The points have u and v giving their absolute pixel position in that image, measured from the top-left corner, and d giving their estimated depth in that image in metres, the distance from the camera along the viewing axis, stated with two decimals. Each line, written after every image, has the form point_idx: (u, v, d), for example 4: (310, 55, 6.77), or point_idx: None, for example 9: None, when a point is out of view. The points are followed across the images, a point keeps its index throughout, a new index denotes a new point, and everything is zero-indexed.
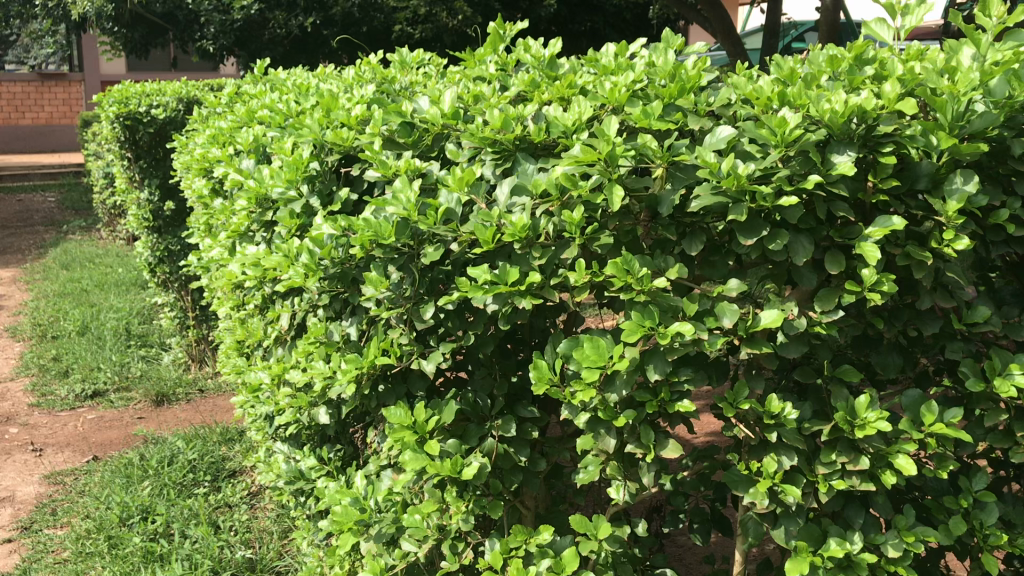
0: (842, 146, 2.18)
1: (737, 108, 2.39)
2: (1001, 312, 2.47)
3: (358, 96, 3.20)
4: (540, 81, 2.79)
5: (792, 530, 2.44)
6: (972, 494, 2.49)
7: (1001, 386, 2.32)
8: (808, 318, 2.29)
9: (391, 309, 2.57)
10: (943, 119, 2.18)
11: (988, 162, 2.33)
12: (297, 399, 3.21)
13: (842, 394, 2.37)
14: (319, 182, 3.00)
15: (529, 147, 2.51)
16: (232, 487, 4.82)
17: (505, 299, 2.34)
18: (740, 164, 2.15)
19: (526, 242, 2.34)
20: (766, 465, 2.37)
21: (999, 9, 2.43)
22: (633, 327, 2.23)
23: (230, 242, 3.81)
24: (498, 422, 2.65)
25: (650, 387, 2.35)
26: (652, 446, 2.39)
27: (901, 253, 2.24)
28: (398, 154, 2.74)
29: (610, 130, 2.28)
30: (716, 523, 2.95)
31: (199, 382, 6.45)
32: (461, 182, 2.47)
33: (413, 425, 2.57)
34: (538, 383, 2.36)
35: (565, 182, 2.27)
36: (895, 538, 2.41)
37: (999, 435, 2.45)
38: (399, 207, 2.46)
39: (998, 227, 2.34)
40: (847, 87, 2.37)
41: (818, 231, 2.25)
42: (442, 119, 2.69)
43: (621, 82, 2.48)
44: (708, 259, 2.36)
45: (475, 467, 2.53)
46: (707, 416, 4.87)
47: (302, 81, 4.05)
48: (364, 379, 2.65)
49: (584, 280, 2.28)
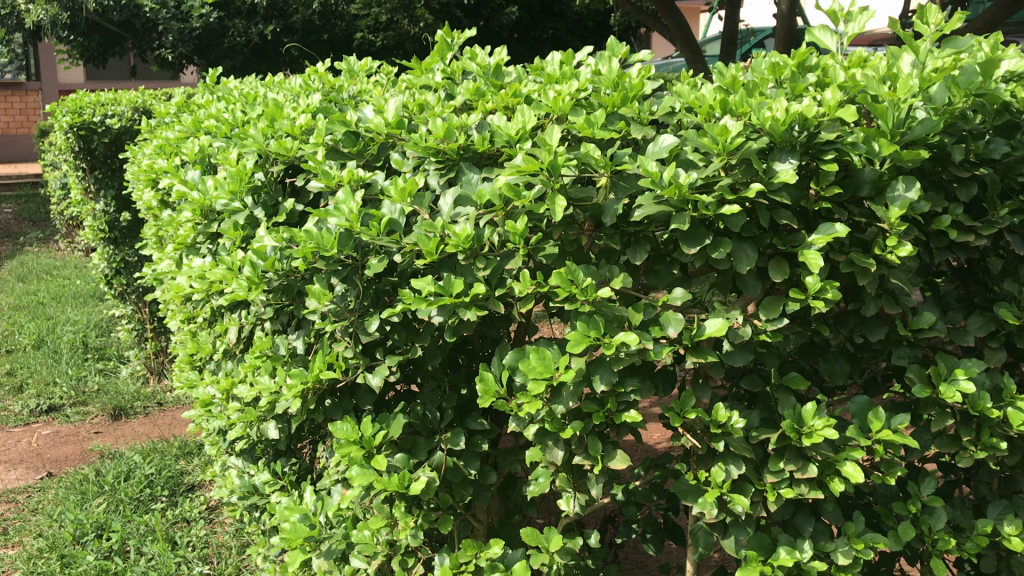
0: (784, 155, 2.18)
1: (681, 116, 2.39)
2: (946, 318, 2.49)
3: (304, 105, 3.16)
4: (485, 90, 2.76)
5: (742, 539, 2.42)
6: (921, 499, 2.49)
7: (946, 391, 2.32)
8: (753, 326, 2.27)
9: (336, 322, 2.53)
10: (884, 126, 2.18)
11: (930, 168, 2.34)
12: (247, 413, 3.15)
13: (789, 402, 2.36)
14: (263, 193, 2.97)
15: (474, 156, 2.47)
16: (190, 501, 4.73)
17: (451, 311, 2.30)
18: (682, 173, 2.13)
19: (470, 253, 2.29)
20: (714, 474, 2.35)
21: (936, 16, 2.44)
22: (579, 337, 2.20)
23: (179, 254, 3.75)
24: (447, 435, 2.62)
25: (597, 398, 2.33)
26: (600, 458, 2.35)
27: (845, 261, 2.23)
28: (342, 164, 2.70)
29: (552, 139, 2.25)
30: (669, 533, 2.91)
31: (158, 395, 6.35)
32: (404, 192, 2.42)
33: (360, 440, 2.52)
34: (484, 396, 2.33)
35: (508, 193, 2.25)
36: (845, 545, 2.40)
37: (947, 440, 2.46)
38: (342, 218, 2.41)
39: (940, 232, 2.35)
40: (790, 94, 2.36)
41: (761, 240, 2.24)
42: (386, 129, 2.65)
43: (564, 91, 2.47)
44: (652, 268, 2.33)
45: (424, 481, 2.48)
46: (654, 425, 4.85)
47: (250, 90, 4.00)
48: (310, 394, 2.60)
49: (528, 290, 2.25)
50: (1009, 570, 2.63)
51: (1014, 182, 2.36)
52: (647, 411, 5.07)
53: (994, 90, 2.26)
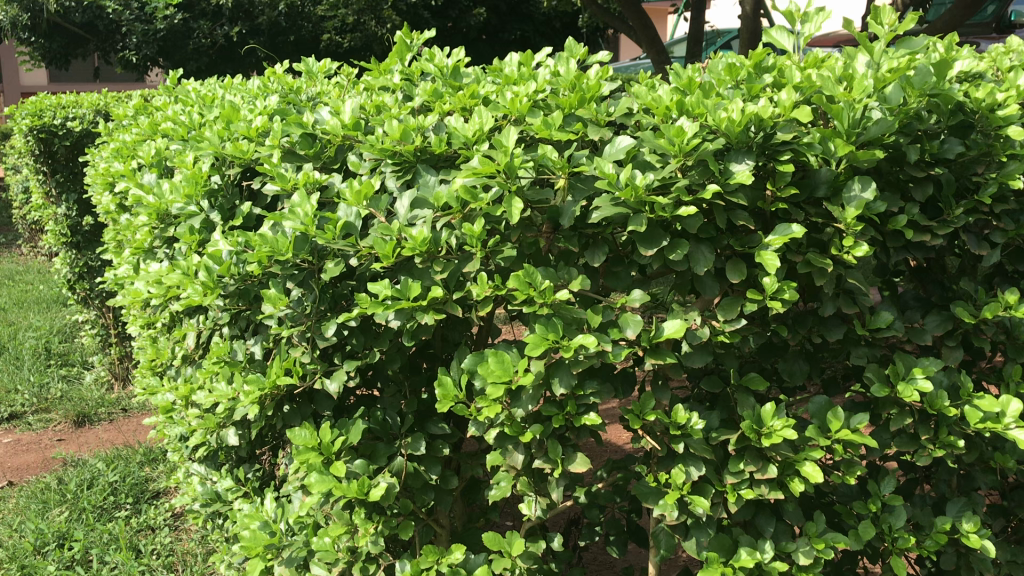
0: (740, 155, 2.18)
1: (638, 117, 2.37)
2: (904, 317, 2.50)
3: (261, 107, 3.13)
4: (443, 91, 2.73)
5: (703, 540, 2.41)
6: (881, 497, 2.50)
7: (904, 390, 2.33)
8: (712, 327, 2.27)
9: (293, 326, 2.50)
10: (840, 126, 2.18)
11: (887, 168, 2.35)
12: (206, 420, 3.10)
13: (749, 403, 2.36)
14: (220, 197, 2.93)
15: (431, 158, 2.44)
16: (154, 508, 4.65)
17: (408, 315, 2.26)
18: (638, 175, 2.12)
19: (427, 256, 2.26)
20: (674, 476, 2.34)
21: (890, 17, 2.44)
22: (537, 340, 2.18)
23: (137, 259, 3.70)
24: (407, 440, 2.59)
25: (557, 402, 2.31)
26: (560, 461, 2.33)
27: (802, 261, 2.23)
28: (298, 166, 2.67)
29: (509, 141, 2.23)
30: (633, 535, 2.89)
31: (122, 401, 6.26)
32: (360, 195, 2.38)
33: (319, 446, 2.49)
34: (443, 401, 2.29)
35: (465, 196, 2.21)
36: (806, 545, 2.40)
37: (906, 439, 2.47)
38: (296, 221, 2.38)
39: (897, 233, 2.35)
40: (746, 95, 2.36)
41: (718, 241, 2.23)
42: (342, 131, 2.61)
43: (522, 92, 2.45)
44: (611, 270, 2.32)
45: (384, 487, 2.45)
46: (613, 427, 4.84)
47: (209, 93, 3.95)
48: (267, 401, 2.56)
49: (485, 293, 2.22)
50: (968, 566, 2.65)
51: (969, 182, 2.38)
52: (605, 414, 5.05)
53: (948, 91, 2.29)
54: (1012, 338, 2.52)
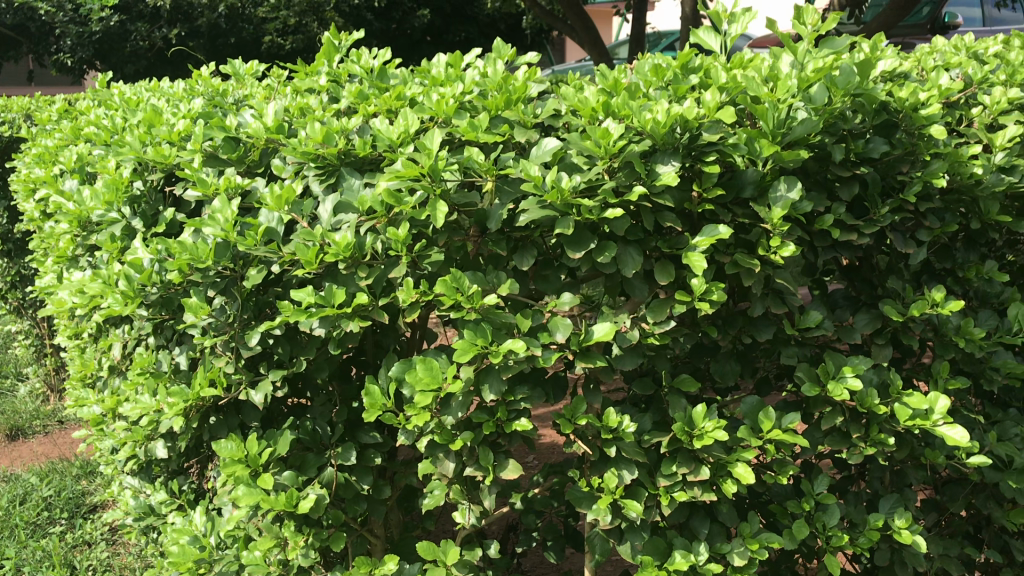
0: (666, 156, 2.17)
1: (565, 119, 2.35)
2: (835, 316, 2.51)
3: (185, 110, 3.05)
4: (369, 93, 2.68)
5: (638, 545, 2.39)
6: (814, 496, 2.51)
7: (835, 389, 2.34)
8: (641, 330, 2.26)
9: (215, 336, 2.43)
10: (765, 127, 2.18)
11: (813, 168, 2.36)
12: (133, 432, 3.01)
13: (680, 404, 2.35)
14: (143, 204, 2.85)
15: (355, 161, 2.39)
16: (91, 523, 4.52)
17: (333, 323, 2.20)
18: (564, 177, 2.10)
19: (351, 262, 2.20)
20: (607, 480, 2.32)
21: (813, 17, 2.45)
22: (466, 346, 2.13)
23: (60, 267, 3.59)
24: (337, 450, 2.53)
25: (488, 408, 2.27)
26: (491, 469, 2.28)
27: (730, 261, 2.23)
28: (221, 171, 2.60)
29: (433, 143, 2.18)
30: (570, 540, 2.86)
31: (58, 412, 6.06)
32: (281, 200, 2.31)
33: (246, 459, 2.43)
34: (370, 410, 2.23)
35: (389, 200, 2.15)
36: (740, 546, 2.40)
37: (837, 437, 2.48)
38: (217, 228, 2.32)
39: (824, 232, 2.35)
40: (673, 96, 2.34)
41: (646, 242, 2.23)
42: (265, 134, 2.56)
43: (447, 94, 2.41)
44: (540, 273, 2.30)
45: (313, 498, 2.39)
46: (543, 428, 4.85)
47: (134, 96, 3.84)
48: (192, 413, 2.49)
49: (412, 299, 2.16)
50: (902, 562, 2.67)
51: (894, 181, 2.40)
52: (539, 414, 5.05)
53: (871, 90, 2.31)
54: (939, 335, 2.55)
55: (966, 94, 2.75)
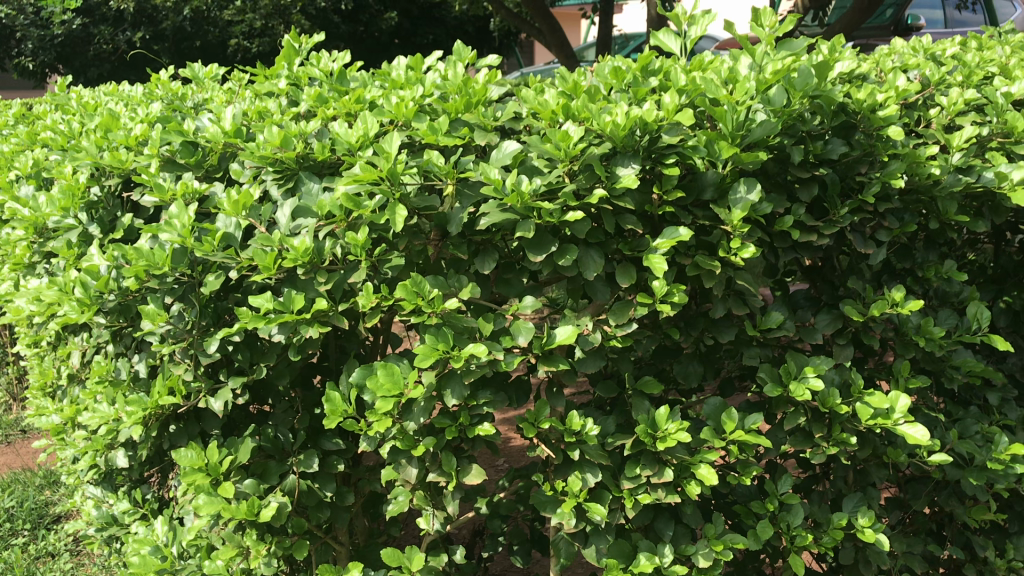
0: (626, 159, 2.17)
1: (525, 122, 2.34)
2: (796, 317, 2.53)
3: (142, 114, 3.01)
4: (328, 96, 2.65)
5: (603, 547, 2.39)
6: (778, 496, 2.52)
7: (797, 389, 2.34)
8: (604, 332, 2.25)
9: (173, 343, 2.40)
10: (724, 129, 2.19)
11: (773, 170, 2.37)
12: (92, 442, 2.96)
13: (643, 407, 2.35)
14: (100, 210, 2.80)
15: (314, 165, 2.37)
16: (54, 534, 4.44)
17: (292, 328, 2.17)
18: (524, 180, 2.09)
19: (310, 266, 2.17)
20: (570, 484, 2.31)
21: (770, 19, 2.47)
22: (427, 351, 2.10)
23: (17, 274, 3.53)
24: (299, 457, 2.51)
25: (450, 413, 2.25)
26: (454, 474, 2.27)
27: (691, 263, 2.23)
28: (178, 176, 2.57)
29: (392, 146, 2.16)
30: (536, 544, 2.85)
31: (20, 421, 5.95)
32: (238, 205, 2.29)
33: (206, 467, 2.39)
34: (331, 417, 2.21)
35: (347, 204, 2.13)
36: (705, 547, 2.40)
37: (800, 437, 2.49)
38: (173, 233, 2.29)
39: (785, 233, 2.36)
40: (633, 98, 2.34)
41: (607, 245, 2.23)
42: (223, 138, 2.52)
43: (407, 96, 2.40)
44: (502, 277, 2.28)
45: (275, 506, 2.36)
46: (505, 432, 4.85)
47: (92, 100, 3.79)
48: (152, 422, 2.46)
49: (372, 304, 2.14)
50: (866, 560, 2.69)
51: (853, 182, 2.41)
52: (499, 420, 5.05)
53: (829, 92, 2.32)
54: (900, 334, 2.57)
55: (924, 95, 2.78)
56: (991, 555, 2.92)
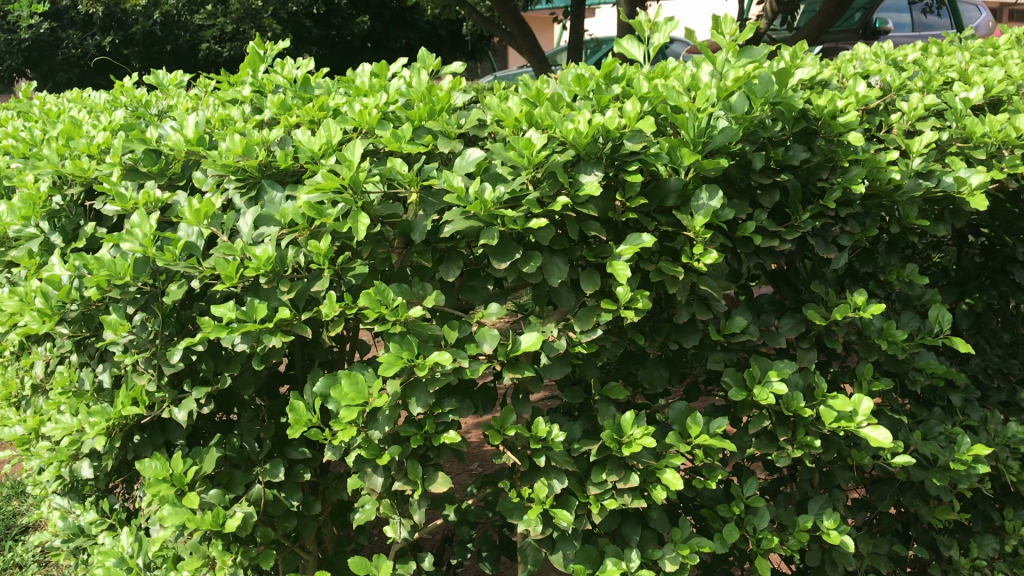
0: (589, 166, 2.18)
1: (488, 129, 2.36)
2: (760, 321, 2.55)
3: (105, 122, 2.99)
4: (292, 103, 2.65)
5: (569, 554, 2.38)
6: (744, 500, 2.54)
7: (761, 394, 2.35)
8: (569, 338, 2.25)
9: (136, 353, 2.38)
10: (686, 136, 2.21)
11: (734, 177, 2.39)
12: (55, 453, 2.93)
13: (609, 412, 2.36)
14: (62, 219, 2.78)
15: (276, 173, 2.36)
16: (22, 545, 4.39)
17: (255, 338, 2.16)
18: (488, 188, 2.09)
19: (273, 276, 2.16)
20: (537, 490, 2.31)
21: (730, 26, 2.50)
22: (391, 359, 2.09)
23: None
24: (265, 467, 2.50)
25: (415, 421, 2.25)
26: (420, 482, 2.26)
27: (655, 269, 2.24)
28: (141, 184, 2.55)
29: (355, 154, 2.16)
30: (504, 550, 2.85)
31: None
32: (200, 214, 2.27)
33: (171, 478, 2.36)
34: (295, 426, 2.20)
35: (310, 213, 2.13)
36: (671, 551, 2.40)
37: (765, 440, 2.50)
38: (135, 243, 2.27)
39: (747, 239, 2.38)
40: (596, 106, 2.36)
41: (571, 252, 2.24)
42: (185, 146, 2.51)
43: (370, 104, 2.40)
44: (467, 284, 2.28)
45: (241, 517, 2.34)
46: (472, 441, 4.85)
47: (55, 107, 3.76)
48: (115, 432, 2.43)
49: (335, 312, 2.13)
50: (832, 562, 2.71)
51: (815, 187, 2.44)
52: (465, 429, 5.04)
53: (790, 99, 2.34)
54: (863, 337, 2.58)
55: (884, 101, 2.82)
56: (955, 554, 2.96)
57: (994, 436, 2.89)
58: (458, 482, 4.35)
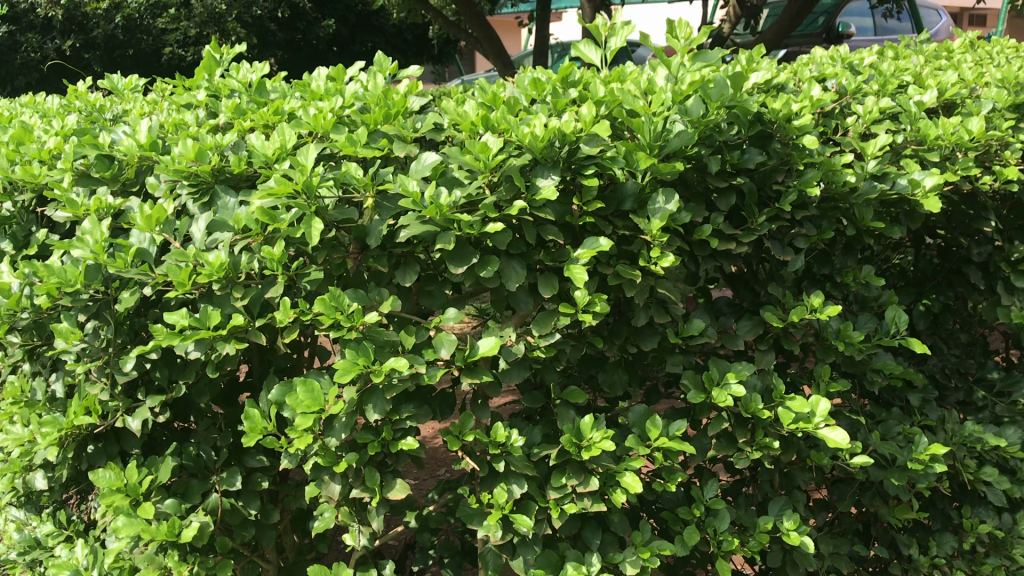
0: (545, 170, 2.17)
1: (444, 133, 2.35)
2: (718, 323, 2.56)
3: (56, 127, 2.94)
4: (247, 108, 2.63)
5: (530, 558, 2.38)
6: (704, 502, 2.54)
7: (719, 396, 2.37)
8: (527, 343, 2.25)
9: (88, 362, 2.34)
10: (642, 140, 2.21)
11: (691, 180, 2.40)
12: (8, 464, 2.88)
13: (569, 416, 2.36)
14: (13, 226, 2.72)
15: (229, 179, 2.34)
16: None
17: (209, 345, 2.13)
18: (443, 192, 2.08)
19: (226, 282, 2.14)
20: (496, 496, 2.30)
21: (684, 31, 2.51)
22: (347, 365, 2.07)
23: None
24: (222, 476, 2.46)
25: (373, 428, 2.23)
26: (378, 489, 2.24)
27: (613, 272, 2.24)
28: (93, 190, 2.51)
29: (308, 159, 2.14)
30: (466, 556, 2.83)
31: None
32: (152, 220, 2.25)
33: (126, 488, 2.33)
34: (250, 435, 2.17)
35: (263, 218, 2.11)
36: (632, 555, 2.40)
37: (725, 443, 2.51)
38: (86, 249, 2.23)
39: (704, 242, 2.39)
40: (552, 110, 2.36)
41: (529, 256, 2.23)
42: (138, 151, 2.47)
43: (325, 108, 2.38)
44: (424, 289, 2.26)
45: (197, 526, 2.31)
46: (433, 448, 4.83)
47: (7, 112, 3.70)
48: (68, 442, 2.39)
49: (290, 318, 2.11)
50: (793, 562, 2.72)
51: (770, 190, 2.46)
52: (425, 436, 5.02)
53: (745, 102, 2.35)
54: (821, 338, 2.59)
55: (839, 104, 2.85)
56: (914, 552, 2.98)
57: (952, 435, 2.91)
58: (418, 490, 4.32)
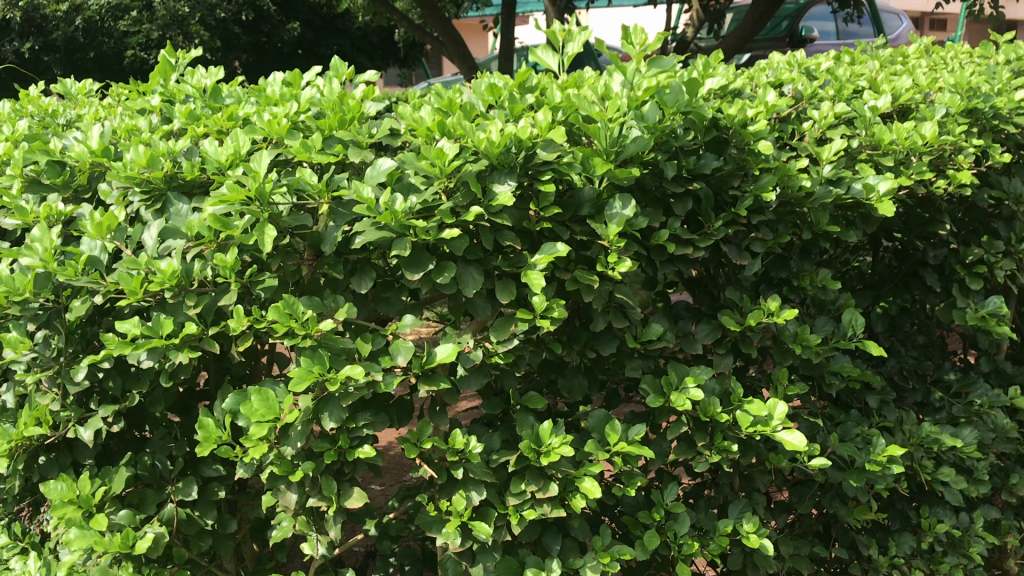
0: (502, 176, 2.17)
1: (400, 138, 2.35)
2: (677, 327, 2.57)
3: (7, 132, 2.90)
4: (202, 113, 2.61)
5: (489, 565, 2.37)
6: (664, 506, 2.55)
7: (678, 400, 2.37)
8: (484, 349, 2.24)
9: (38, 372, 2.31)
10: (599, 145, 2.22)
11: (648, 185, 2.41)
12: None
13: (527, 421, 2.35)
14: None
15: (182, 185, 2.31)
16: None
17: (162, 354, 2.10)
18: (398, 199, 2.07)
19: (178, 289, 2.11)
20: (455, 503, 2.30)
21: (640, 37, 2.51)
22: (302, 373, 2.05)
23: None
24: (177, 486, 2.43)
25: (329, 436, 2.21)
26: (335, 497, 2.23)
27: (570, 278, 2.24)
28: (43, 197, 2.47)
29: (260, 165, 2.12)
30: (427, 563, 2.81)
31: None
32: (102, 227, 2.22)
33: (78, 500, 2.29)
34: (204, 444, 2.15)
35: (214, 225, 2.08)
36: (592, 560, 2.40)
37: (684, 447, 2.51)
38: (35, 257, 2.21)
39: (661, 246, 2.40)
40: (508, 116, 2.36)
41: (486, 262, 2.23)
42: (90, 158, 2.44)
43: (280, 113, 2.36)
44: (380, 295, 2.25)
45: (152, 537, 2.27)
46: (392, 458, 4.79)
47: None
48: (18, 454, 2.34)
49: (243, 327, 2.10)
50: (753, 565, 2.73)
51: (726, 195, 2.48)
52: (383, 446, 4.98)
53: (700, 108, 2.37)
54: (779, 342, 2.61)
55: (796, 109, 2.87)
56: (874, 553, 3.00)
57: (910, 436, 2.93)
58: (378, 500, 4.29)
